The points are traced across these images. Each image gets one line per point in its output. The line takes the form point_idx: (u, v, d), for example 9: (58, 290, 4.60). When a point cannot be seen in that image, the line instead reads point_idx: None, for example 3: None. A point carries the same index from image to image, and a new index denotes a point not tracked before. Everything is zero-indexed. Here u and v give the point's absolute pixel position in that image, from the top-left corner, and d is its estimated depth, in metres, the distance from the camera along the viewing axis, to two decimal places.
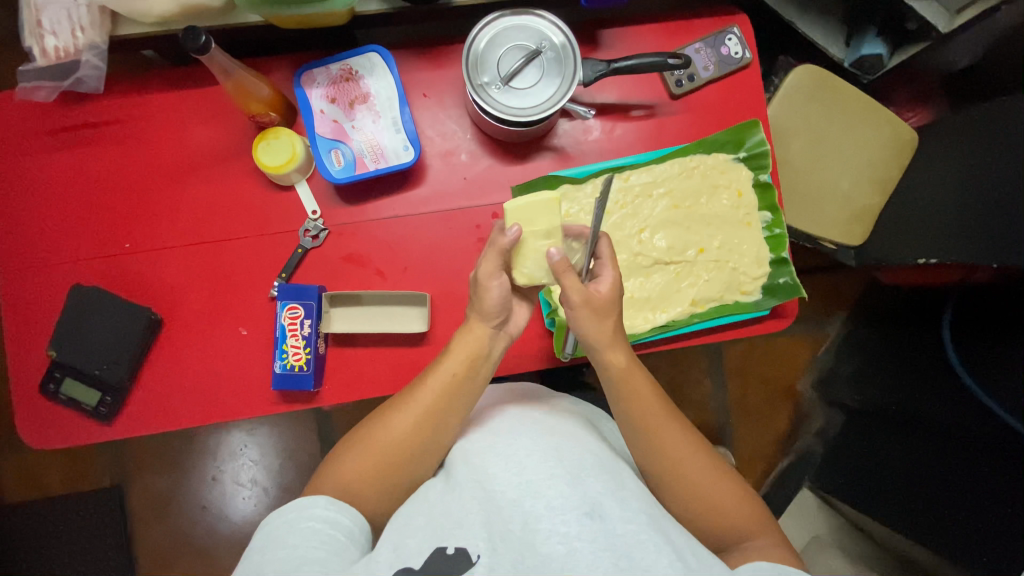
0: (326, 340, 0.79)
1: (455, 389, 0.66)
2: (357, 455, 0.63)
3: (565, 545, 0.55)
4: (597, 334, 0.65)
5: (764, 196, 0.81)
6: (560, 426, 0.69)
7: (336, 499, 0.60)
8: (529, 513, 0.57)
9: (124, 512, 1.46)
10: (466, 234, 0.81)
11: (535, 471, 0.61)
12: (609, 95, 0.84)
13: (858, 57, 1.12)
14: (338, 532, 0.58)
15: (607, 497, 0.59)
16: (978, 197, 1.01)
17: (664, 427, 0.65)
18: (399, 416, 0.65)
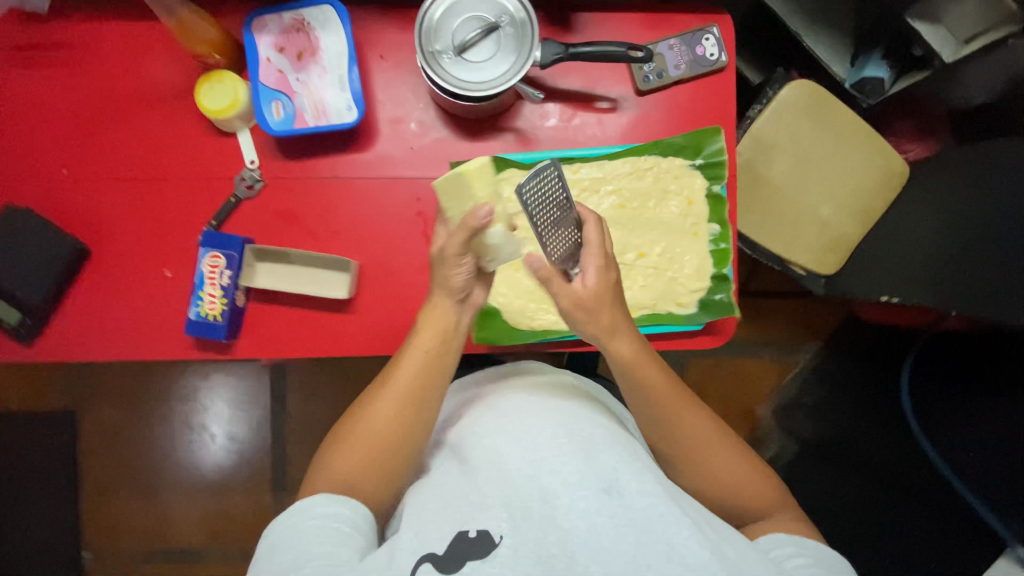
0: (247, 293, 0.78)
1: (429, 366, 0.66)
2: (350, 447, 0.64)
3: (587, 521, 0.53)
4: (605, 327, 0.63)
5: (716, 208, 0.78)
6: (568, 402, 0.67)
7: (334, 493, 0.61)
8: (546, 488, 0.56)
9: (74, 436, 1.48)
10: (405, 206, 0.79)
11: (548, 447, 0.59)
12: (573, 83, 0.80)
13: (859, 78, 1.06)
14: (341, 524, 0.58)
15: (623, 471, 0.58)
16: (962, 236, 0.93)
17: (683, 408, 0.66)
18: (378, 403, 0.65)
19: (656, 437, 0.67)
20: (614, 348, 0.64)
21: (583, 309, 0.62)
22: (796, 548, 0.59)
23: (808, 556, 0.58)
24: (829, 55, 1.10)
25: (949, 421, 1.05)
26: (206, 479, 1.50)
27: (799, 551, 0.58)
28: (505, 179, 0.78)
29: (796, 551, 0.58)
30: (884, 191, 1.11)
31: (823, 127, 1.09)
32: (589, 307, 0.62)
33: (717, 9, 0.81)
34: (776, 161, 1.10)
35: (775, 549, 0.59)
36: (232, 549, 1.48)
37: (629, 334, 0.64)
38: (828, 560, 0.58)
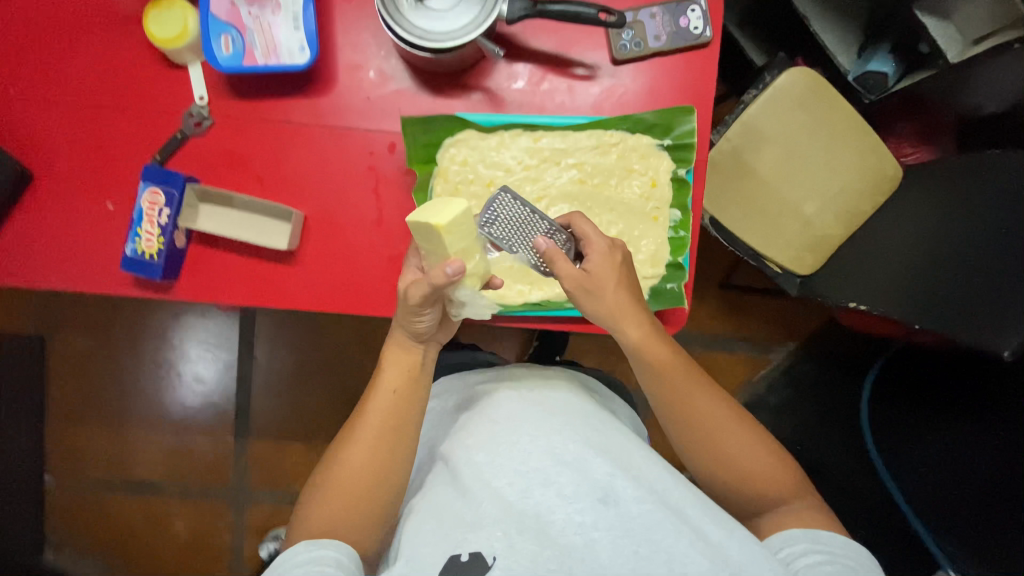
0: (189, 235, 0.76)
1: (401, 404, 0.64)
2: (331, 496, 0.62)
3: (582, 534, 0.57)
4: (613, 304, 0.63)
5: (679, 194, 0.75)
6: (562, 401, 0.67)
7: (316, 538, 0.60)
8: (541, 505, 0.58)
9: (42, 362, 1.49)
10: (358, 160, 0.76)
11: (541, 459, 0.61)
12: (546, 44, 0.75)
13: (863, 71, 1.04)
14: (325, 565, 0.57)
15: (618, 478, 0.59)
16: (939, 249, 0.90)
17: (692, 396, 0.64)
18: (352, 446, 0.63)
19: (672, 422, 0.65)
20: (623, 321, 0.64)
21: (588, 291, 0.63)
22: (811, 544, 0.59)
23: (823, 551, 0.58)
24: (835, 44, 1.05)
25: (903, 451, 1.04)
26: (170, 418, 1.50)
27: (813, 549, 0.58)
28: (461, 141, 0.74)
29: (810, 547, 0.58)
30: (873, 194, 1.06)
31: (818, 120, 1.04)
32: (597, 289, 0.63)
33: None
34: (764, 152, 1.05)
35: (791, 546, 0.59)
36: (190, 489, 1.50)
37: (638, 307, 0.64)
38: (842, 550, 0.58)
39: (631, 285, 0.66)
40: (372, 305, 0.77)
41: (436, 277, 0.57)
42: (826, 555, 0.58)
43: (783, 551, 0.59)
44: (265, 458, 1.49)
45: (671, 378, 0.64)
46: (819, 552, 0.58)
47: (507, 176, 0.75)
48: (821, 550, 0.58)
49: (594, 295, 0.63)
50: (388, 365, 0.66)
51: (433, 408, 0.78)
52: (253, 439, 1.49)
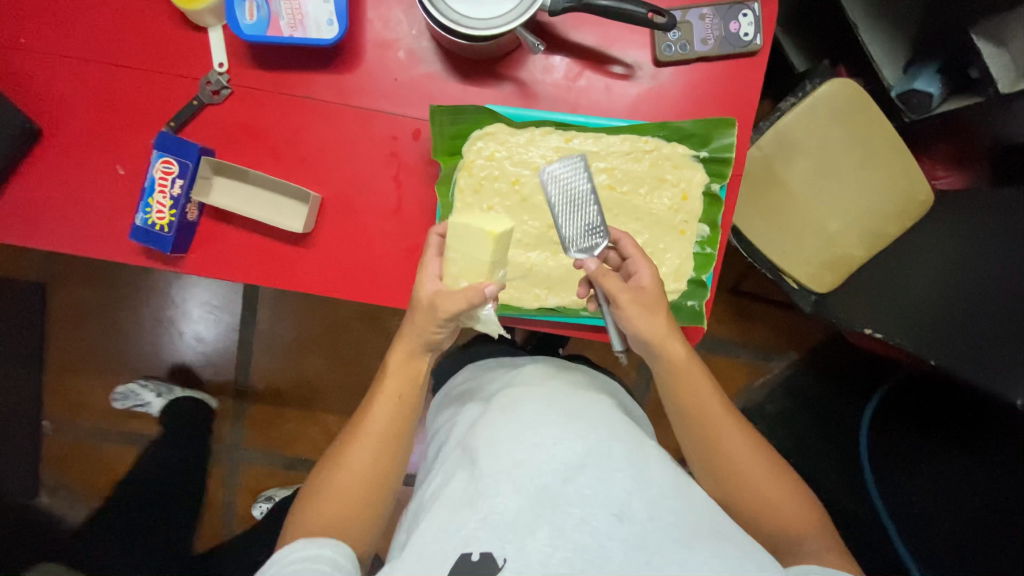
0: (201, 208, 0.73)
1: (401, 409, 0.66)
2: (335, 493, 0.63)
3: (593, 544, 0.53)
4: (654, 331, 0.63)
5: (709, 210, 0.73)
6: (585, 411, 0.66)
7: (316, 536, 0.60)
8: (556, 504, 0.55)
9: (43, 310, 1.47)
10: (381, 144, 0.73)
11: (558, 465, 0.58)
12: (588, 38, 0.72)
13: (907, 89, 0.99)
14: (322, 563, 0.57)
15: (633, 496, 0.56)
16: (967, 281, 0.88)
17: (717, 415, 0.65)
18: (355, 445, 0.64)
19: (689, 434, 0.66)
20: (672, 348, 0.64)
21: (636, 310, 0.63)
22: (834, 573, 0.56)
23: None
24: (882, 55, 1.01)
25: (907, 478, 1.05)
26: (170, 375, 1.50)
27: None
28: (489, 135, 0.71)
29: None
30: (901, 217, 1.03)
31: (855, 136, 1.00)
32: (645, 313, 0.63)
33: None
34: (796, 164, 1.02)
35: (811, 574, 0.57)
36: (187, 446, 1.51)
37: (678, 335, 0.64)
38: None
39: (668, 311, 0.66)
40: (385, 295, 0.75)
41: (474, 292, 0.60)
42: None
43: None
44: (262, 421, 1.50)
45: (694, 391, 0.65)
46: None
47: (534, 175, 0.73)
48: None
49: (644, 316, 0.63)
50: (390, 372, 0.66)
51: (457, 405, 0.77)
52: (251, 402, 1.50)
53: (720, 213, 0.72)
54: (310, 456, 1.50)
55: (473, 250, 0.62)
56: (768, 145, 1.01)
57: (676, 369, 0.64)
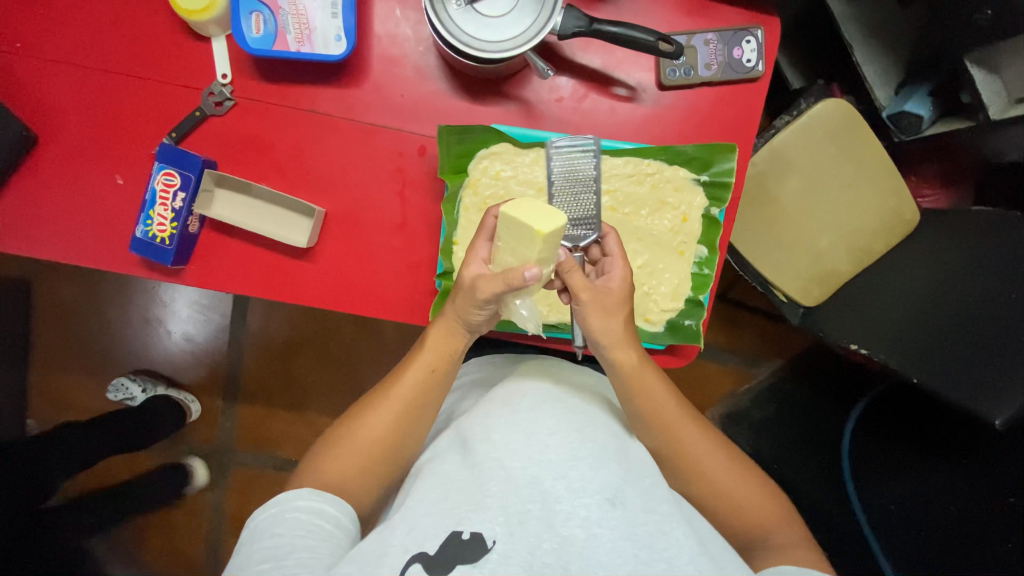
0: (202, 220, 0.73)
1: (429, 385, 0.66)
2: (347, 452, 0.64)
3: (584, 529, 0.55)
4: (606, 332, 0.63)
5: (708, 232, 0.74)
6: (584, 406, 0.68)
7: (320, 489, 0.61)
8: (549, 493, 0.57)
9: (29, 306, 1.44)
10: (384, 159, 0.73)
11: (558, 452, 0.61)
12: (594, 60, 0.73)
13: (899, 110, 0.99)
14: (323, 521, 0.59)
15: (627, 485, 0.60)
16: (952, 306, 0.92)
17: (678, 423, 0.65)
18: (376, 410, 0.65)
19: (651, 444, 0.66)
20: (616, 356, 0.64)
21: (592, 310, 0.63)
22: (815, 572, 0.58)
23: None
24: (875, 76, 1.02)
25: (890, 485, 1.10)
26: (159, 374, 1.49)
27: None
28: (494, 154, 0.72)
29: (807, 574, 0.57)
30: (888, 235, 1.06)
31: (846, 155, 1.03)
32: (603, 316, 0.63)
33: (769, 8, 0.73)
34: (790, 181, 1.04)
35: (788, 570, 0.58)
36: (176, 445, 1.50)
37: (631, 347, 0.65)
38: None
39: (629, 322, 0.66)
40: (386, 309, 0.75)
41: (514, 275, 0.57)
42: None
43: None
44: (252, 421, 1.49)
45: (655, 404, 0.65)
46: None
47: (537, 195, 0.73)
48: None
49: (598, 316, 0.63)
50: (426, 344, 0.67)
51: (457, 393, 0.79)
52: (241, 402, 1.49)
53: (719, 235, 0.74)
54: (300, 457, 1.50)
55: (519, 243, 0.57)
56: (763, 162, 1.03)
57: (626, 384, 0.65)
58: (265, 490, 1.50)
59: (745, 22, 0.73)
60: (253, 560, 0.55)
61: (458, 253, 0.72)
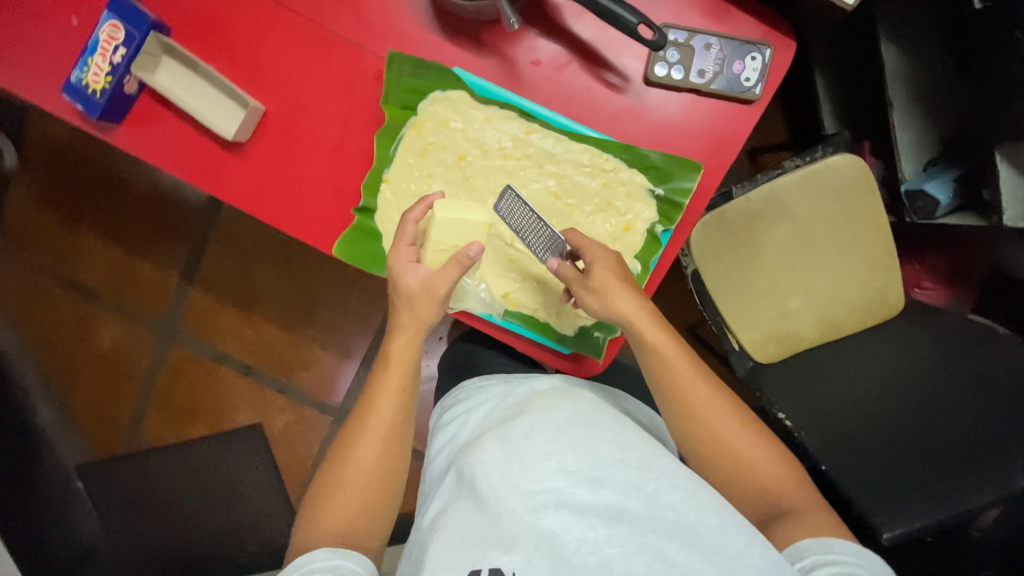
0: (142, 85, 0.70)
1: (404, 399, 0.63)
2: (343, 496, 0.60)
3: (597, 555, 0.53)
4: (620, 309, 0.62)
5: (647, 250, 0.69)
6: (577, 414, 0.63)
7: (340, 548, 0.57)
8: (555, 525, 0.54)
9: (19, 135, 1.42)
10: (341, 74, 0.68)
11: (557, 478, 0.57)
12: (583, 31, 0.67)
13: (919, 189, 0.91)
14: (341, 575, 0.54)
15: (632, 497, 0.56)
16: None
17: (702, 393, 0.61)
18: (355, 444, 0.61)
19: (674, 419, 0.62)
20: (637, 325, 0.62)
21: (588, 289, 0.62)
22: (849, 556, 0.53)
23: (857, 572, 0.52)
24: (906, 144, 0.94)
25: None
26: (123, 236, 1.45)
27: (832, 561, 0.53)
28: (449, 100, 0.68)
29: (830, 558, 0.53)
30: (865, 315, 0.98)
31: (845, 218, 0.95)
32: (601, 290, 0.62)
33: (788, 28, 0.66)
34: (778, 228, 0.97)
35: (808, 556, 0.54)
36: (124, 309, 1.47)
37: (638, 295, 0.62)
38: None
39: (631, 280, 0.64)
40: (300, 230, 0.72)
41: (461, 255, 0.60)
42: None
43: (800, 564, 0.54)
44: (201, 309, 1.46)
45: (679, 383, 0.61)
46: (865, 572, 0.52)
47: (481, 158, 0.69)
48: (854, 564, 0.52)
49: (595, 293, 0.62)
50: (392, 360, 0.63)
51: (455, 417, 0.73)
52: (195, 287, 1.46)
53: (656, 255, 0.69)
54: (237, 354, 1.47)
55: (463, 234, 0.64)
56: (758, 200, 0.96)
57: (657, 354, 0.61)
58: (197, 378, 1.48)
59: (757, 37, 0.67)
60: None
61: (387, 192, 0.69)
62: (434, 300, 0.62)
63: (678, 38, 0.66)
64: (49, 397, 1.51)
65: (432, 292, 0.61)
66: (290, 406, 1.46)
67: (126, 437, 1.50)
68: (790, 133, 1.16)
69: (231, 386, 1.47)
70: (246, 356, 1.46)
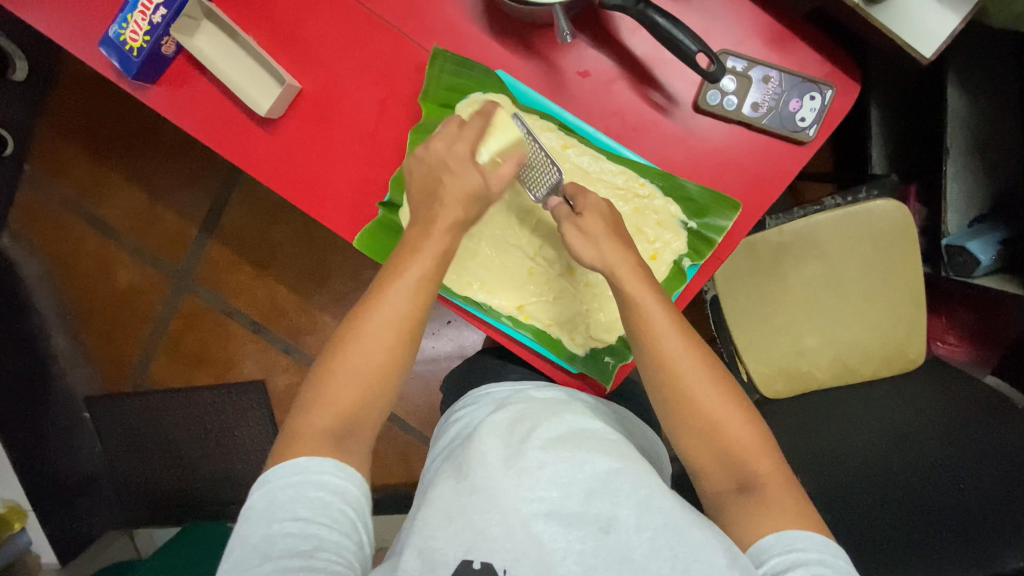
0: (180, 48, 0.68)
1: (421, 293, 0.58)
2: (343, 383, 0.57)
3: (581, 566, 0.52)
4: (608, 258, 0.59)
5: (670, 281, 0.68)
6: (573, 427, 0.64)
7: (343, 463, 0.55)
8: (542, 532, 0.54)
9: (58, 67, 1.40)
10: (382, 61, 0.67)
11: (548, 489, 0.57)
12: (637, 47, 0.64)
13: (959, 245, 0.87)
14: (348, 503, 0.54)
15: (622, 507, 0.56)
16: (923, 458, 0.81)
17: (725, 431, 0.57)
18: (360, 333, 0.57)
19: (692, 440, 0.58)
20: (620, 276, 0.59)
21: (581, 233, 0.60)
22: (810, 553, 0.51)
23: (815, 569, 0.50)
24: (955, 196, 0.88)
25: None
26: (149, 182, 1.44)
27: (793, 563, 0.51)
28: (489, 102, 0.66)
29: (790, 558, 0.52)
30: (880, 364, 0.95)
31: (882, 261, 0.91)
32: (593, 235, 0.60)
33: (853, 70, 0.64)
34: (807, 265, 0.93)
35: (772, 559, 0.52)
36: (146, 252, 1.47)
37: (630, 252, 0.60)
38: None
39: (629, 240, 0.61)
40: (321, 213, 0.70)
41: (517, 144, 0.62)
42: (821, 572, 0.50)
43: (764, 569, 0.52)
44: (217, 262, 1.45)
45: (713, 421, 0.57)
46: (826, 569, 0.50)
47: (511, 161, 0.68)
48: (814, 560, 0.51)
49: (589, 240, 0.60)
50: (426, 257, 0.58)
51: (460, 417, 0.72)
52: (215, 239, 1.44)
53: (678, 289, 0.67)
54: (248, 311, 1.45)
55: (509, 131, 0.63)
56: (791, 233, 0.92)
57: (669, 366, 0.58)
58: (207, 327, 1.47)
59: (819, 74, 0.65)
60: (274, 549, 0.49)
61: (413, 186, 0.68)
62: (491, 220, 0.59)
63: (737, 66, 0.64)
64: (65, 328, 1.51)
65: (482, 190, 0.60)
66: (294, 366, 1.45)
67: (133, 375, 1.51)
68: (833, 164, 1.12)
69: (239, 341, 1.46)
70: (257, 314, 1.45)
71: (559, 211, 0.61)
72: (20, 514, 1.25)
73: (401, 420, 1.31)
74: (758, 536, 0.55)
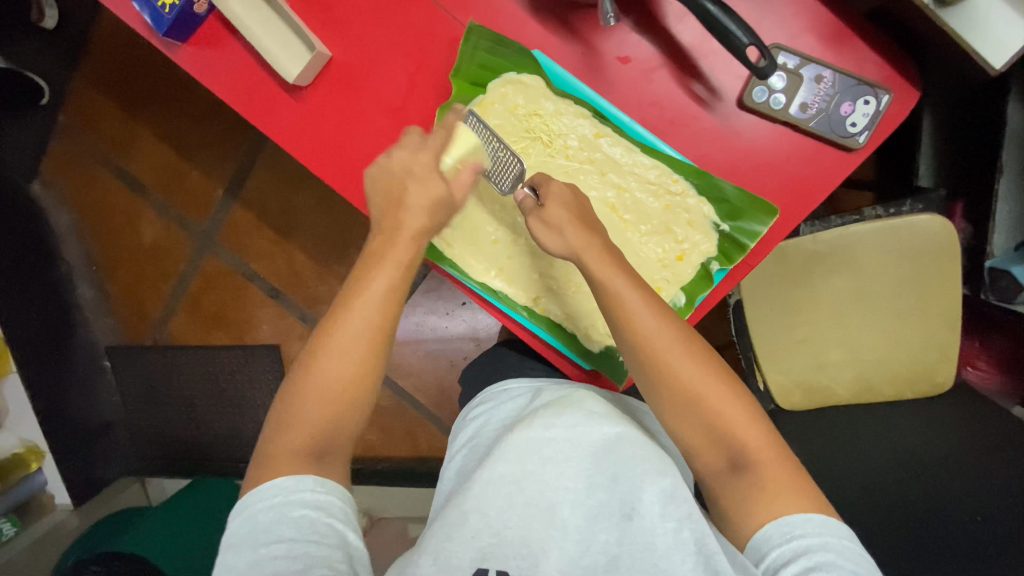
0: (213, 8, 0.66)
1: (404, 288, 0.58)
2: (318, 395, 0.56)
3: (605, 557, 0.52)
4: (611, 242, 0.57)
5: (695, 285, 0.66)
6: (596, 413, 0.62)
7: (321, 477, 0.54)
8: (565, 522, 0.54)
9: (95, 16, 1.39)
10: (416, 34, 0.65)
11: (574, 479, 0.57)
12: (684, 35, 0.61)
13: (1003, 268, 0.82)
14: (333, 517, 0.52)
15: (646, 492, 0.54)
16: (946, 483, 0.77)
17: (739, 437, 0.54)
18: (358, 324, 0.56)
19: (697, 435, 0.55)
20: (589, 263, 0.57)
21: (546, 225, 0.58)
22: (811, 539, 0.49)
23: (819, 557, 0.48)
24: (1004, 217, 0.84)
25: None
26: (176, 141, 1.43)
27: (793, 551, 0.49)
28: (521, 83, 0.65)
29: (791, 548, 0.49)
30: (904, 384, 0.89)
31: (917, 282, 0.86)
32: (558, 225, 0.58)
33: (914, 76, 0.60)
34: (837, 277, 0.88)
35: (772, 552, 0.50)
36: (171, 207, 1.46)
37: (597, 237, 0.58)
38: (861, 565, 0.48)
39: (600, 228, 0.59)
40: (344, 185, 0.69)
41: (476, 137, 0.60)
42: (824, 559, 0.48)
43: (765, 564, 0.50)
44: (239, 225, 1.44)
45: (735, 424, 0.54)
46: (829, 555, 0.48)
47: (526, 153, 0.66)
48: (815, 546, 0.49)
49: (553, 232, 0.58)
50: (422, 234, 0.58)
51: (480, 411, 0.72)
52: (238, 202, 1.43)
53: (704, 292, 0.66)
54: (265, 276, 1.44)
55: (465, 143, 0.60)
56: (826, 242, 0.86)
57: (649, 353, 0.55)
58: (227, 290, 1.47)
59: (876, 78, 0.61)
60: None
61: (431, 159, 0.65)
62: (442, 209, 0.59)
63: (788, 62, 0.60)
64: (90, 278, 1.51)
65: (447, 192, 0.60)
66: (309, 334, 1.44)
67: (154, 328, 1.51)
68: (878, 174, 1.07)
69: (258, 305, 1.45)
70: (276, 280, 1.44)
71: (525, 205, 0.59)
72: (36, 455, 1.28)
73: (409, 395, 1.31)
74: (758, 527, 0.52)
